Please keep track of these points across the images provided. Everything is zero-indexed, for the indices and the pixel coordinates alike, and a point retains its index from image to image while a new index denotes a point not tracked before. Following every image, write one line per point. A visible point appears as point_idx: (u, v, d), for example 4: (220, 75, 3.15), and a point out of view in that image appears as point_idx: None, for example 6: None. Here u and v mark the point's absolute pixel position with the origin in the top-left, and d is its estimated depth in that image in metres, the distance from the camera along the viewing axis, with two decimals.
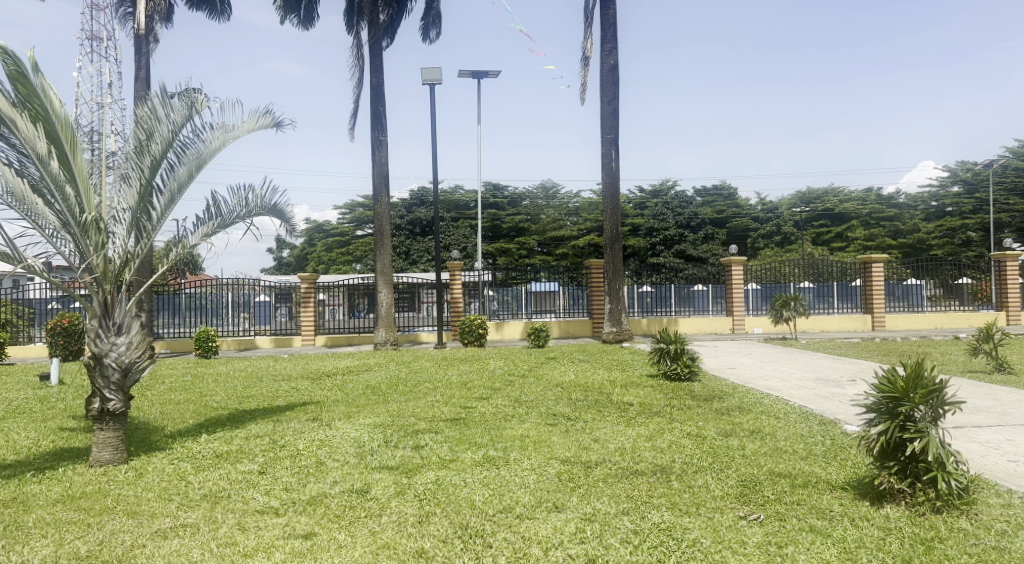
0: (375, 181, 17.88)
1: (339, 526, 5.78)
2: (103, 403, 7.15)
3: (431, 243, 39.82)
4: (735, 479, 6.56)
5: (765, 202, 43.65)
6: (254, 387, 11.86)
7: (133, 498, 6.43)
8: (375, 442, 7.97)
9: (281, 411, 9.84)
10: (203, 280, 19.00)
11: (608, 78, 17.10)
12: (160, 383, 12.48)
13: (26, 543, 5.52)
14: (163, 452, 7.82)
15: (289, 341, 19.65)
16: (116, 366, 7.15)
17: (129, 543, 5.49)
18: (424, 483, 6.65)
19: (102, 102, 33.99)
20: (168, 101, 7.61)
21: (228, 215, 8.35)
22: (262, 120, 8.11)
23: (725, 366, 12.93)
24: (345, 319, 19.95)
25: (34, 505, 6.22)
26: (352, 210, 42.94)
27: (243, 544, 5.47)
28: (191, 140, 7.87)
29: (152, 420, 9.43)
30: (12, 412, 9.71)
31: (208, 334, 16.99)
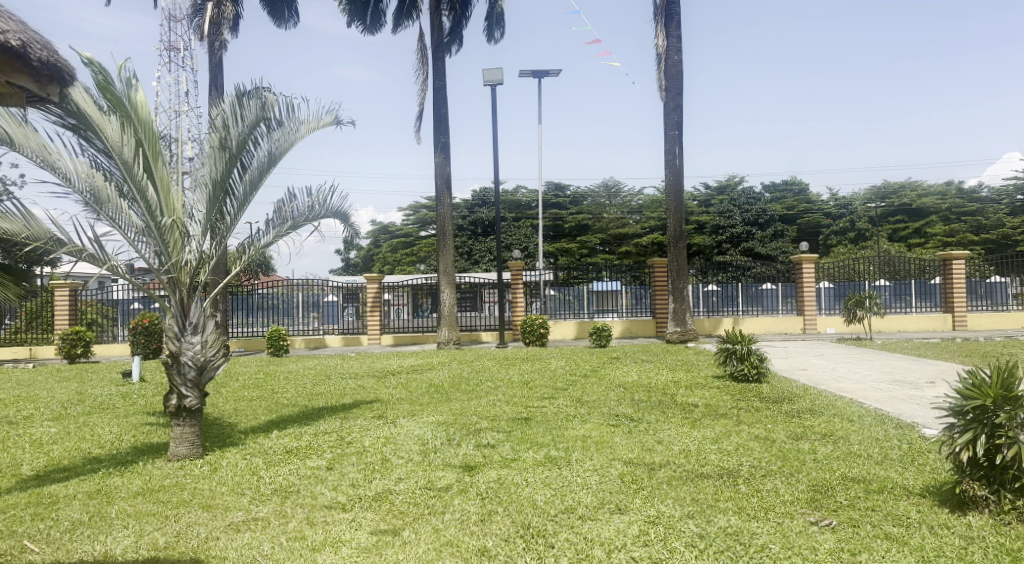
0: (437, 183, 18.03)
1: (404, 522, 5.83)
2: (180, 400, 7.35)
3: (493, 243, 40.03)
4: (806, 484, 6.36)
5: (838, 197, 42.46)
6: (322, 385, 12.09)
7: (208, 491, 6.61)
8: (437, 440, 8.02)
9: (347, 409, 9.96)
10: (275, 281, 19.46)
11: (672, 73, 16.86)
12: (234, 380, 12.82)
13: (109, 533, 5.71)
14: (236, 447, 8.03)
15: (357, 340, 19.99)
16: (192, 364, 7.38)
17: (205, 535, 5.64)
18: (486, 482, 6.65)
19: (179, 109, 35.31)
20: (241, 103, 7.77)
21: (299, 217, 8.51)
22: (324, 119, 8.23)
23: (796, 367, 12.60)
24: (410, 319, 20.27)
25: (116, 497, 6.45)
26: (416, 211, 43.47)
27: (312, 538, 5.56)
28: (264, 141, 8.04)
29: (225, 416, 9.69)
30: (96, 407, 10.12)
31: (280, 333, 17.33)
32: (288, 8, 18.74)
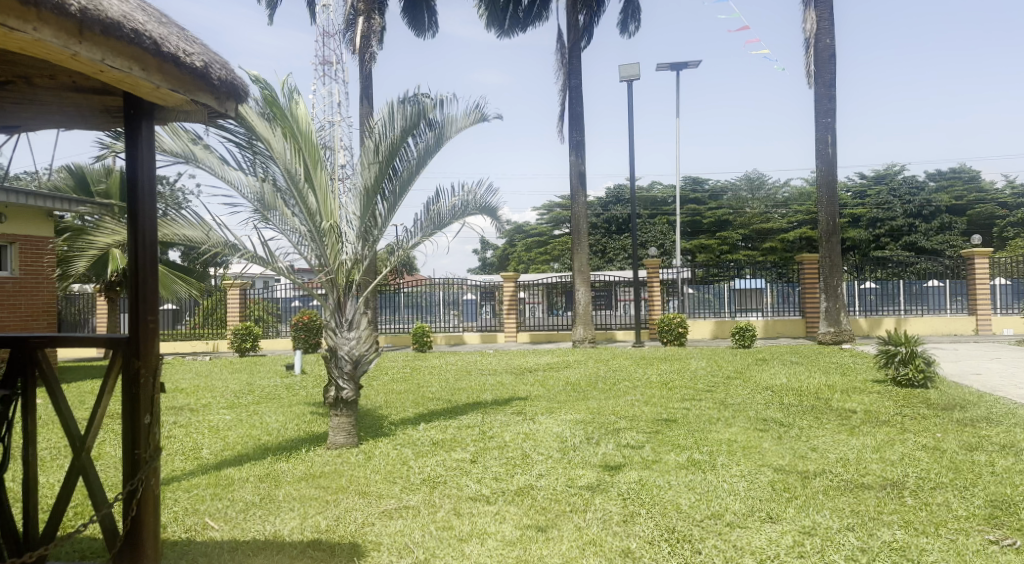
0: (573, 181, 18.01)
1: (548, 519, 5.83)
2: (337, 391, 7.75)
3: (628, 240, 39.62)
4: (982, 499, 5.84)
5: (1013, 186, 39.00)
6: (464, 380, 12.37)
7: (362, 478, 6.90)
8: (578, 438, 7.99)
9: (490, 404, 10.13)
10: (419, 280, 20.22)
11: (823, 59, 16.02)
12: (382, 374, 13.36)
13: (277, 514, 6.07)
14: (387, 437, 8.34)
15: (494, 337, 20.27)
16: (348, 358, 7.78)
17: (360, 520, 5.88)
18: (629, 482, 6.55)
19: (329, 117, 37.27)
20: (396, 108, 7.94)
21: (446, 216, 8.72)
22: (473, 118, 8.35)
23: (967, 371, 11.64)
24: (546, 316, 20.50)
25: (282, 481, 6.85)
26: (550, 209, 43.53)
27: (459, 528, 5.66)
28: (416, 144, 8.20)
29: (376, 408, 10.09)
30: (260, 396, 10.83)
31: (423, 330, 17.91)
32: (427, 17, 19.33)
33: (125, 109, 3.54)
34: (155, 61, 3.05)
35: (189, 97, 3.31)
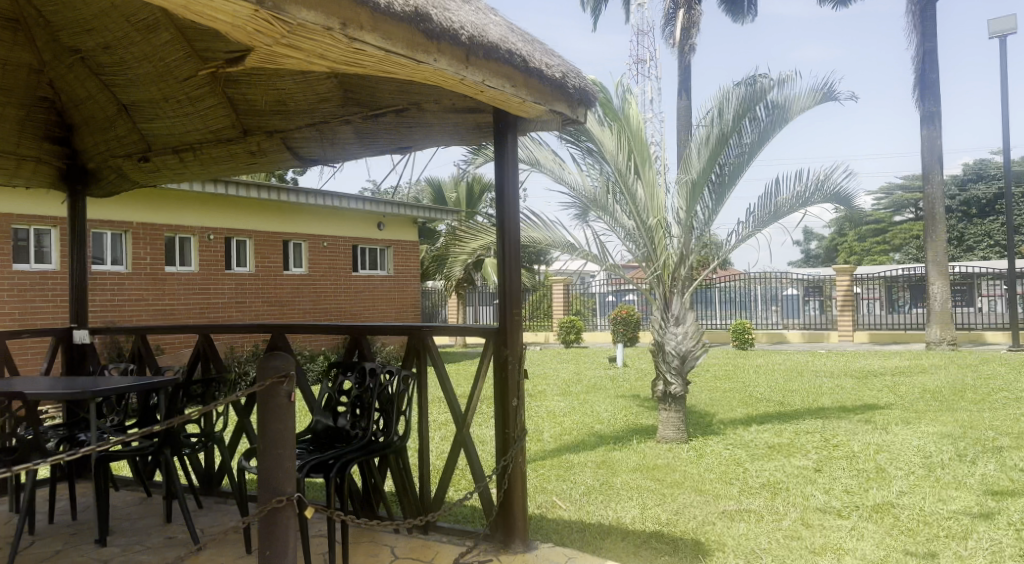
0: (926, 160, 16.10)
1: (915, 541, 5.22)
2: (666, 385, 7.83)
3: (994, 224, 34.24)
4: None
5: None
6: (797, 381, 11.68)
7: (698, 476, 6.81)
8: (944, 456, 7.09)
9: (831, 410, 9.40)
10: (733, 273, 19.26)
11: None
12: (709, 370, 13.13)
13: (618, 502, 6.22)
14: (718, 437, 8.15)
15: (823, 336, 18.68)
16: (676, 354, 7.83)
17: (701, 518, 5.77)
18: (1017, 511, 5.65)
19: None
20: (729, 98, 7.47)
21: (781, 205, 8.24)
22: (816, 99, 7.73)
23: None
24: (886, 314, 18.57)
25: (619, 471, 7.04)
26: (890, 193, 39.17)
27: (809, 539, 5.30)
28: (753, 133, 7.64)
29: (704, 406, 9.93)
30: (591, 386, 11.28)
31: (744, 326, 16.94)
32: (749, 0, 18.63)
33: (495, 124, 3.85)
34: (524, 77, 3.31)
35: (548, 107, 3.56)
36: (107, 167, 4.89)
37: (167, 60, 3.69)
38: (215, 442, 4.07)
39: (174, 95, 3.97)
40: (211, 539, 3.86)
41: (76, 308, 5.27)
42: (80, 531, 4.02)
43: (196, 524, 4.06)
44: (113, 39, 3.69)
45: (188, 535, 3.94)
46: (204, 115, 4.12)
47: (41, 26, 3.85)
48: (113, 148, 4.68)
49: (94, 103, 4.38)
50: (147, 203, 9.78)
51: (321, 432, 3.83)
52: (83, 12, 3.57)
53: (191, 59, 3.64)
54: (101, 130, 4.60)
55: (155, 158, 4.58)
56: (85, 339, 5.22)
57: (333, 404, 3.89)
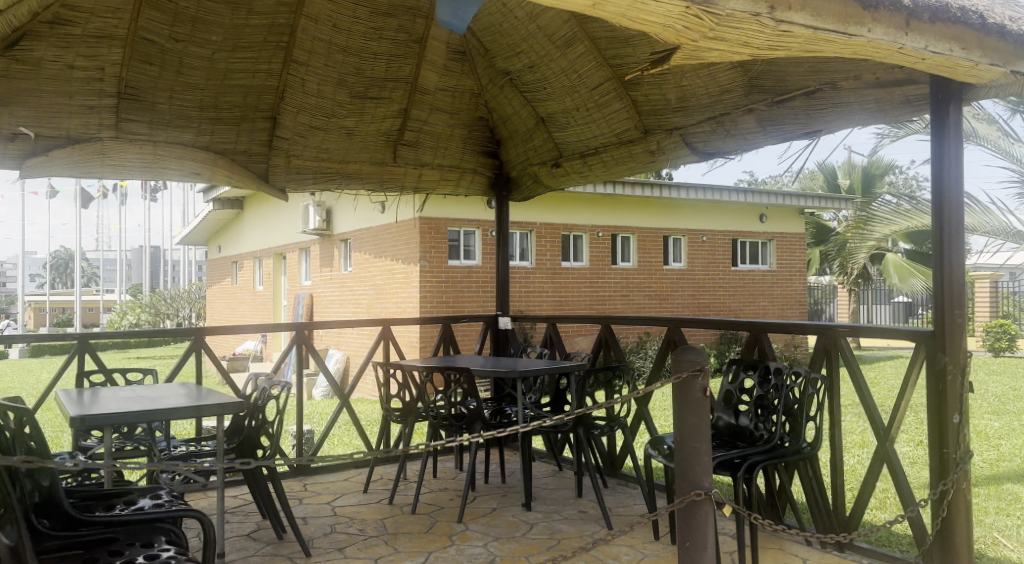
0: None
1: None
2: None
3: None
4: None
5: None
6: None
7: None
8: None
9: None
10: None
11: None
12: None
13: None
14: None
15: None
16: None
17: None
18: None
19: None
20: None
21: None
22: None
23: None
24: None
25: None
26: None
27: None
28: None
29: None
30: None
31: None
32: None
33: (933, 94, 3.29)
34: (980, 37, 2.88)
35: (1013, 67, 3.04)
36: (527, 175, 5.43)
37: (578, 71, 4.45)
38: (621, 427, 4.33)
39: (583, 104, 4.64)
40: (617, 523, 4.08)
41: (501, 297, 6.02)
42: (510, 495, 4.57)
43: (605, 502, 4.40)
44: (537, 58, 4.55)
45: (599, 510, 4.27)
46: (612, 119, 4.57)
47: (482, 55, 4.87)
48: (531, 156, 5.28)
49: (519, 118, 5.15)
50: (549, 204, 10.76)
51: (723, 429, 3.83)
52: (513, 38, 4.51)
53: (600, 67, 4.38)
54: (523, 141, 5.27)
55: (565, 163, 5.02)
56: (508, 325, 5.91)
57: (734, 401, 3.82)
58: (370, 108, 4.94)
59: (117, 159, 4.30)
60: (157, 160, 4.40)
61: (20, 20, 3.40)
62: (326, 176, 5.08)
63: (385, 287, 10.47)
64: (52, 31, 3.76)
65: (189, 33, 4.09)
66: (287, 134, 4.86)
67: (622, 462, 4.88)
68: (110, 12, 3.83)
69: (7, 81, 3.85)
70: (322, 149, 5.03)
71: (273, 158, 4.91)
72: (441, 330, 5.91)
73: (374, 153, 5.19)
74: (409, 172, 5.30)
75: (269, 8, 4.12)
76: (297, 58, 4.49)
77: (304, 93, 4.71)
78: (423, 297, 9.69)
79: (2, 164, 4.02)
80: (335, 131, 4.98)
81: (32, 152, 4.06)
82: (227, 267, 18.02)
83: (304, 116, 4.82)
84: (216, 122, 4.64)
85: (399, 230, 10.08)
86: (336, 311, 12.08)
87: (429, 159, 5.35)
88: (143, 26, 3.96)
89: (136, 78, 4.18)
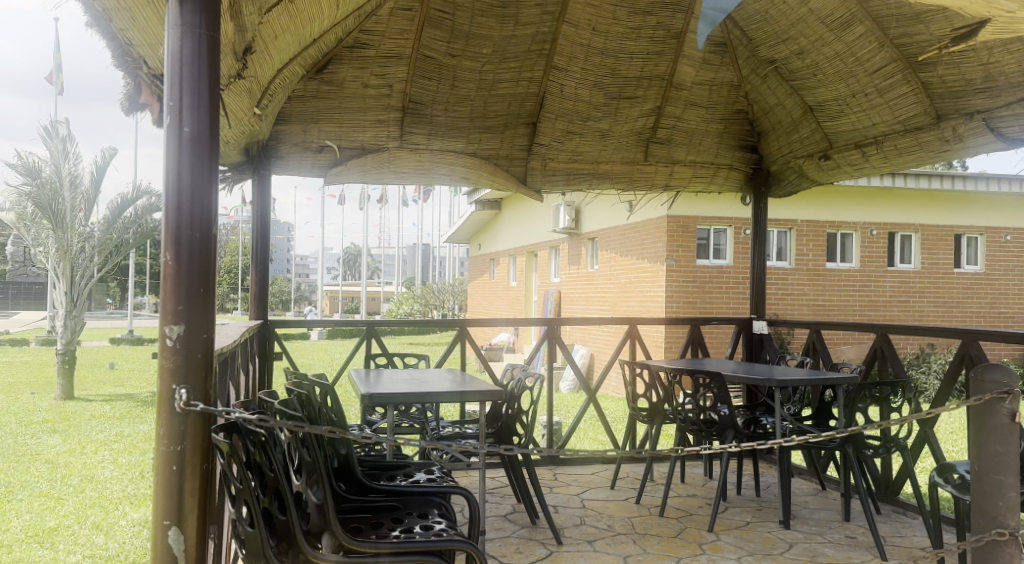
0: None
1: None
2: None
3: None
4: None
5: None
6: None
7: None
8: None
9: None
10: None
11: None
12: None
13: None
14: None
15: None
16: None
17: None
18: None
19: None
20: None
21: None
22: None
23: None
24: None
25: None
26: None
27: None
28: None
29: None
30: None
31: None
32: None
33: None
34: None
35: None
36: (789, 168, 5.25)
37: (858, 55, 4.24)
38: (897, 449, 4.04)
39: (862, 90, 4.41)
40: (892, 553, 3.83)
41: (756, 300, 5.82)
42: (765, 509, 4.44)
43: (878, 529, 4.14)
44: (808, 43, 4.38)
45: (870, 539, 4.02)
46: (893, 106, 4.34)
47: (745, 45, 4.71)
48: (795, 148, 5.09)
49: (783, 109, 4.97)
50: (811, 200, 10.15)
51: None
52: (782, 24, 4.37)
53: (882, 48, 4.13)
54: (786, 133, 5.10)
55: (836, 154, 4.81)
56: (762, 330, 5.72)
57: None
58: (624, 108, 4.99)
59: (399, 166, 4.86)
60: (428, 164, 4.91)
61: (325, 47, 4.04)
62: (579, 176, 5.26)
63: (632, 285, 10.54)
64: (353, 54, 4.35)
65: (463, 47, 4.43)
66: (546, 140, 5.10)
67: (899, 486, 4.55)
68: (397, 32, 4.31)
69: (315, 99, 4.51)
70: (575, 153, 5.21)
71: (532, 162, 5.17)
72: (690, 333, 5.87)
73: (628, 153, 5.26)
74: (660, 171, 5.32)
75: (534, 18, 4.34)
76: (557, 65, 4.69)
77: (562, 98, 4.89)
78: (670, 297, 9.65)
79: (311, 172, 4.81)
80: (590, 133, 5.12)
81: (334, 161, 4.78)
82: (486, 264, 19.17)
83: (561, 123, 5.03)
84: (483, 130, 4.98)
85: (646, 229, 10.11)
86: (583, 309, 12.39)
87: (682, 157, 5.31)
88: (424, 43, 4.39)
89: (419, 91, 4.64)
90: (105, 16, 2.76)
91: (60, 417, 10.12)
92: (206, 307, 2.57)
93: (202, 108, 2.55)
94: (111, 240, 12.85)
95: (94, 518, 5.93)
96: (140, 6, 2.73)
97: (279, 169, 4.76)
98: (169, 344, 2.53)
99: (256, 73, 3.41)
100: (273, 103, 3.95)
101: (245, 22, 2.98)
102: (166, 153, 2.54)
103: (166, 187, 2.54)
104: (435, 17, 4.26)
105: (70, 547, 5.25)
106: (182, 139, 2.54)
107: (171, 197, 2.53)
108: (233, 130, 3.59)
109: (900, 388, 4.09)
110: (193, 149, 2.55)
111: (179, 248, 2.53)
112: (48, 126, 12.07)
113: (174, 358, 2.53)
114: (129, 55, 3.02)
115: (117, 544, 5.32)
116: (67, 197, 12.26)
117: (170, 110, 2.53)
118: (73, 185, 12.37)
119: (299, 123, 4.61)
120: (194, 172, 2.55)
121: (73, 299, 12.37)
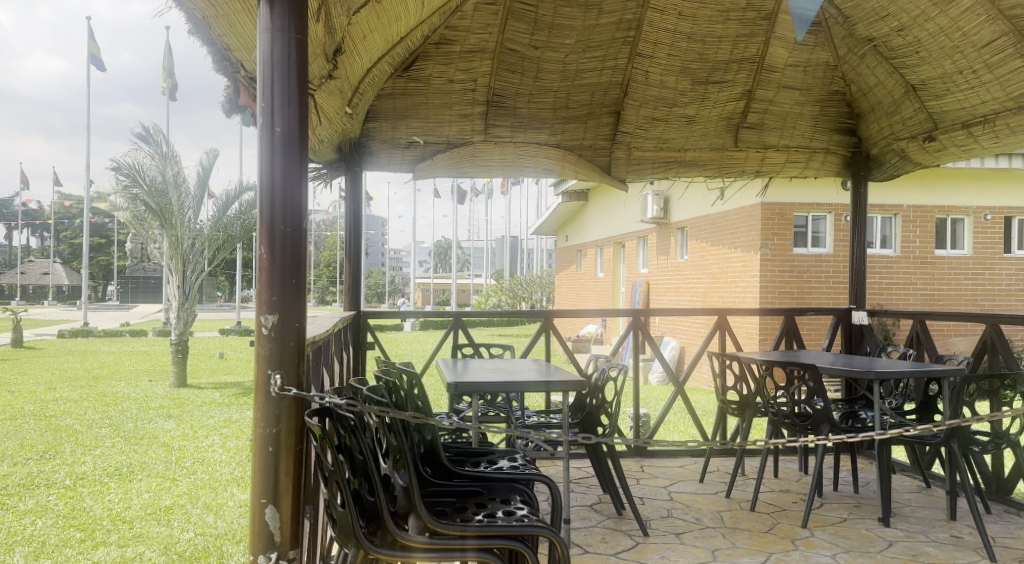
0: None
1: None
2: None
3: None
4: None
5: None
6: None
7: None
8: None
9: None
10: None
11: None
12: None
13: None
14: None
15: None
16: None
17: None
18: None
19: None
20: None
21: None
22: None
23: None
24: None
25: None
26: None
27: None
28: None
29: None
30: None
31: None
32: None
33: None
34: None
35: None
36: (890, 150, 5.01)
37: (964, 29, 4.04)
38: (1008, 446, 3.81)
39: (969, 66, 4.19)
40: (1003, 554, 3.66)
41: (855, 289, 5.62)
42: (864, 506, 4.30)
43: (987, 529, 3.95)
44: (911, 19, 4.19)
45: (978, 540, 3.85)
46: (1005, 81, 4.10)
47: (842, 23, 4.55)
48: (897, 130, 4.87)
49: (884, 89, 4.75)
50: (917, 183, 9.67)
51: None
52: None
53: (991, 21, 3.93)
54: (887, 115, 4.87)
55: (941, 135, 4.57)
56: (863, 320, 5.50)
57: None
58: (712, 93, 4.90)
59: (483, 159, 4.91)
60: (514, 157, 4.95)
61: (412, 45, 4.15)
62: (666, 164, 5.20)
63: (723, 276, 10.33)
64: (439, 49, 4.46)
65: (546, 38, 4.46)
66: (631, 128, 5.08)
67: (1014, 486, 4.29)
68: (482, 26, 4.38)
69: (403, 96, 4.64)
70: (662, 140, 5.16)
71: (617, 152, 5.16)
72: (785, 323, 5.69)
73: (717, 138, 5.16)
74: (752, 156, 5.18)
75: (618, 6, 4.32)
76: (642, 51, 4.66)
77: (647, 85, 4.85)
78: (763, 287, 9.44)
79: (401, 167, 4.94)
80: (677, 120, 5.06)
81: (422, 157, 4.90)
82: (573, 255, 19.15)
83: (647, 109, 5.00)
84: (567, 121, 4.99)
85: (738, 218, 9.88)
86: (673, 300, 12.22)
87: (774, 141, 5.16)
88: (508, 36, 4.44)
89: (502, 84, 4.70)
90: (205, 23, 2.93)
91: (174, 404, 10.72)
92: (298, 298, 2.70)
93: (292, 110, 2.68)
94: (219, 235, 13.56)
95: (205, 499, 6.29)
96: (235, 12, 2.89)
97: (372, 165, 4.91)
98: (264, 333, 2.68)
99: (346, 73, 3.53)
100: (364, 100, 4.09)
101: (335, 24, 3.10)
102: (260, 152, 2.68)
103: (260, 184, 2.68)
104: (518, 10, 4.31)
105: (184, 525, 5.60)
106: (274, 139, 2.67)
107: (266, 194, 2.67)
108: (325, 129, 3.72)
109: (1013, 382, 3.87)
110: (284, 148, 2.67)
111: (273, 241, 2.67)
112: (142, 131, 12.39)
113: (270, 345, 2.67)
114: (227, 59, 3.15)
115: (226, 523, 5.64)
116: (174, 197, 12.87)
117: (262, 110, 2.67)
118: (177, 185, 12.98)
119: (388, 120, 4.74)
120: (286, 169, 2.68)
121: (185, 293, 13.08)
